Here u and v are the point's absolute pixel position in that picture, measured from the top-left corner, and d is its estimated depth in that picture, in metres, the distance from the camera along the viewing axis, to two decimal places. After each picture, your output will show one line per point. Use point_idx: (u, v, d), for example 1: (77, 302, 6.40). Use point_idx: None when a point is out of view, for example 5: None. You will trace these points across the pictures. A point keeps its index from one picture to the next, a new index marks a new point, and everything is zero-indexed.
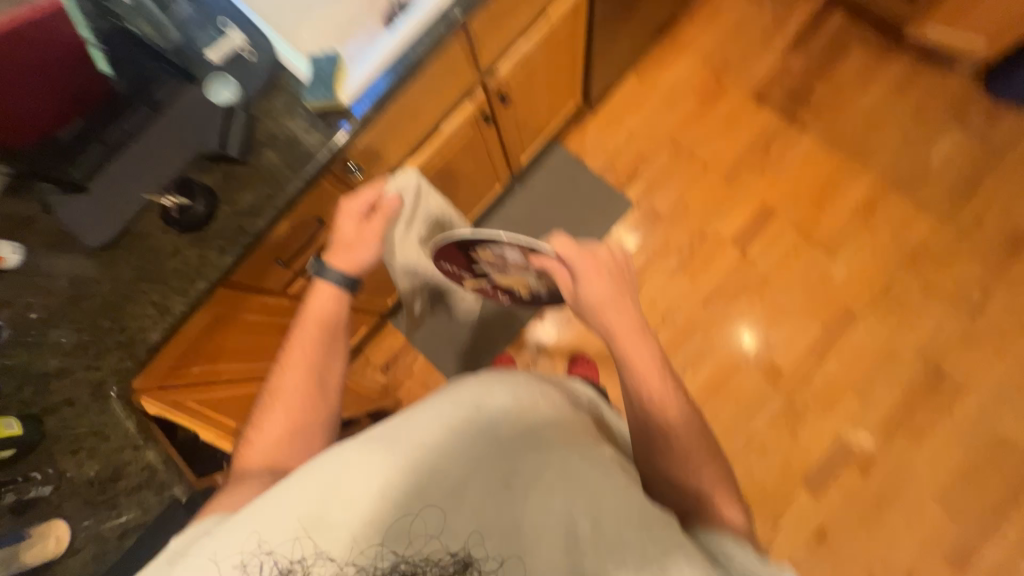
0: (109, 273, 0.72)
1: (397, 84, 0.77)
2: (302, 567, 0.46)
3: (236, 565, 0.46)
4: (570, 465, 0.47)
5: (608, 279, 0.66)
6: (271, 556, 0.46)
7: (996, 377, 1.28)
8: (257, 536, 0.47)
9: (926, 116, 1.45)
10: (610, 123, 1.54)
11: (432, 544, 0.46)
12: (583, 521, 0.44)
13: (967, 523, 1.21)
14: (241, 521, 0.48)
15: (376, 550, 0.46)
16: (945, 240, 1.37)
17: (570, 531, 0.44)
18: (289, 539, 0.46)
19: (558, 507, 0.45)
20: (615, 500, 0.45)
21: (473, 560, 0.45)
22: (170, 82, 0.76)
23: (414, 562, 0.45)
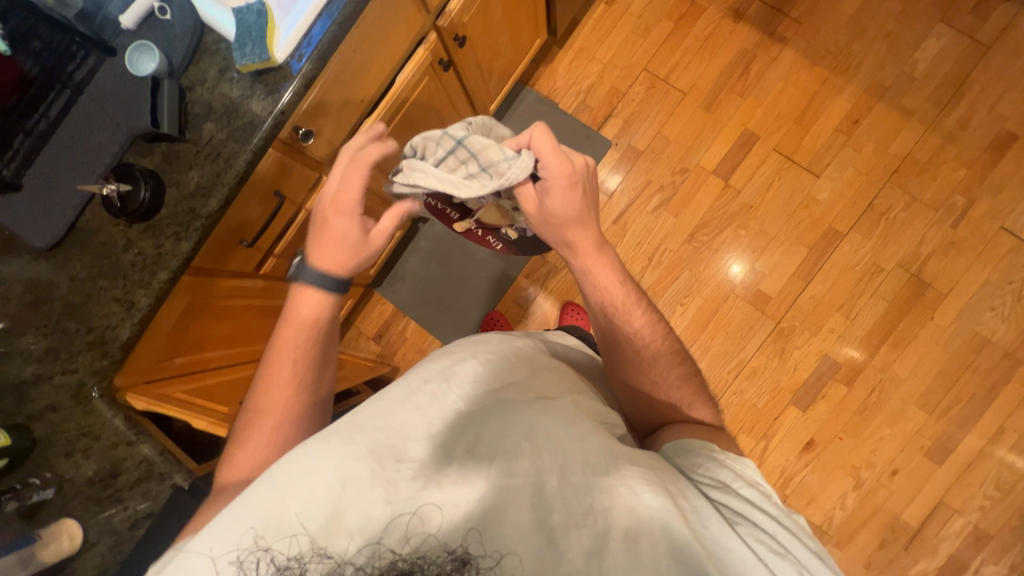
0: (65, 273, 0.68)
1: (337, 33, 0.69)
2: (300, 564, 0.44)
3: (231, 562, 0.44)
4: (536, 423, 0.49)
5: (579, 194, 0.63)
6: (268, 551, 0.44)
7: (978, 280, 1.30)
8: (253, 533, 0.45)
9: (912, 15, 1.37)
10: (581, 58, 1.44)
11: (427, 539, 0.44)
12: (550, 474, 0.47)
13: (947, 419, 1.28)
14: (234, 517, 0.46)
15: (372, 549, 0.44)
16: (930, 147, 1.34)
17: (540, 486, 0.46)
18: (287, 535, 0.45)
19: (525, 466, 0.47)
20: (581, 448, 0.48)
21: (472, 557, 0.43)
22: (84, 56, 0.68)
23: (412, 561, 0.42)
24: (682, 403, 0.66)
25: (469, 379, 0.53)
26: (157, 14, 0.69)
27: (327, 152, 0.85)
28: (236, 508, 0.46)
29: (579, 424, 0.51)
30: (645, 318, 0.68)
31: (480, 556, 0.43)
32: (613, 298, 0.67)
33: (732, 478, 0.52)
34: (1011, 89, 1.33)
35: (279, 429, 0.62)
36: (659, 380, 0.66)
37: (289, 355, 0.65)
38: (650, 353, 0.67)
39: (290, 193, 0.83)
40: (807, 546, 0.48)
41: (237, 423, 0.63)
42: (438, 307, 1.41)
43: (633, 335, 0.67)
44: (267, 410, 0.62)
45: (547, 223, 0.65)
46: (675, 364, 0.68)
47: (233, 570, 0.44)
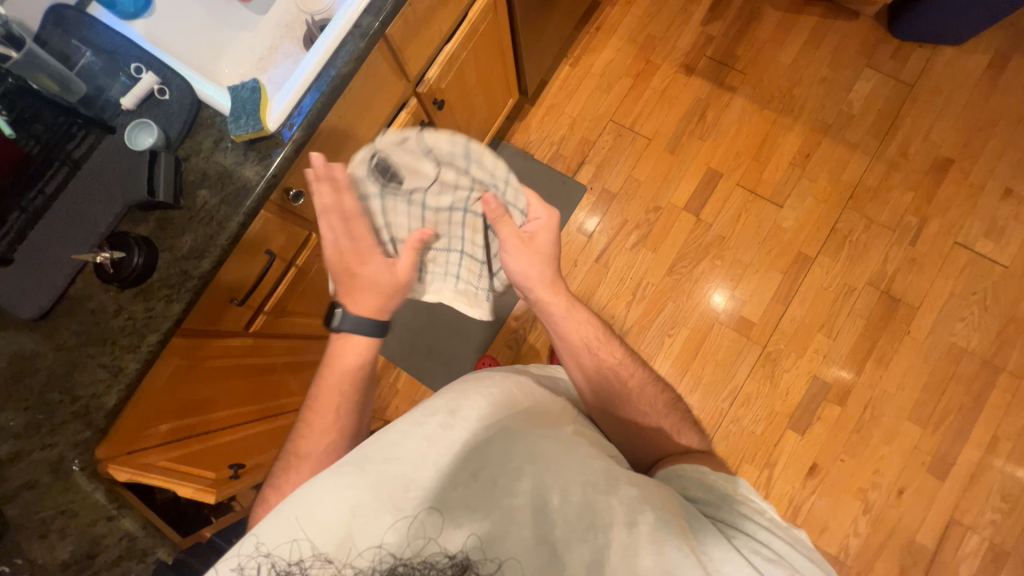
0: (51, 344, 0.68)
1: (325, 102, 0.75)
2: (300, 569, 0.45)
3: (231, 569, 0.45)
4: (537, 447, 0.51)
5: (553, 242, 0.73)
6: (268, 557, 0.45)
7: (944, 293, 1.37)
8: (255, 539, 0.46)
9: (840, 62, 1.53)
10: (551, 113, 1.56)
11: (429, 546, 0.46)
12: (552, 493, 0.48)
13: (941, 432, 1.29)
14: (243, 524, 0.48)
15: (375, 553, 0.46)
16: (877, 174, 1.45)
17: (542, 503, 0.47)
18: (288, 541, 0.46)
19: (526, 487, 0.48)
20: (581, 470, 0.49)
21: (472, 563, 0.45)
22: (84, 134, 0.72)
23: (413, 564, 0.45)
24: (672, 431, 0.67)
25: (477, 408, 0.54)
26: (156, 94, 0.74)
27: (316, 210, 0.89)
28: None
29: (581, 451, 0.52)
30: (622, 352, 0.73)
31: (480, 561, 0.45)
32: (589, 334, 0.73)
33: (726, 495, 0.54)
34: (939, 119, 1.47)
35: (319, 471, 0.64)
36: (648, 410, 0.68)
37: (334, 397, 0.68)
38: (635, 383, 0.70)
39: (280, 251, 0.86)
40: (799, 555, 0.50)
41: (280, 464, 0.66)
42: (429, 355, 1.41)
43: (617, 368, 0.71)
44: (310, 452, 0.65)
45: (534, 257, 0.71)
46: (659, 393, 0.71)
47: None
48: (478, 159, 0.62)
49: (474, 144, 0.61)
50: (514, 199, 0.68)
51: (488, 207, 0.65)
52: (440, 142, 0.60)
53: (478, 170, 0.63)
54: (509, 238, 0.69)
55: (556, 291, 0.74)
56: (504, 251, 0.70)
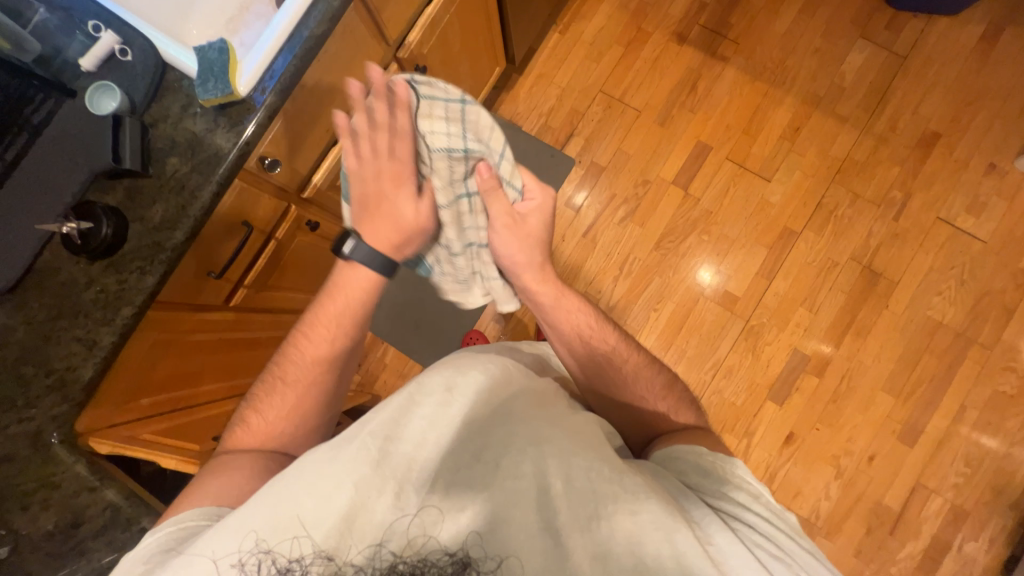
0: (22, 317, 0.67)
1: (298, 66, 0.71)
2: (301, 566, 0.45)
3: (232, 565, 0.45)
4: (540, 433, 0.52)
5: (547, 218, 0.70)
6: (269, 554, 0.45)
7: (923, 267, 1.39)
8: (254, 536, 0.46)
9: (834, 31, 1.50)
10: (539, 83, 1.52)
11: (428, 543, 0.46)
12: (556, 479, 0.49)
13: (913, 401, 1.34)
14: (236, 524, 0.46)
15: (374, 550, 0.46)
16: (865, 149, 1.45)
17: (545, 489, 0.48)
18: (287, 537, 0.46)
19: (529, 471, 0.49)
20: (584, 458, 0.51)
21: (472, 560, 0.46)
22: (42, 98, 0.68)
23: (412, 562, 0.46)
24: (668, 412, 0.69)
25: (475, 390, 0.54)
26: (117, 55, 0.70)
27: (293, 181, 0.87)
28: (235, 517, 0.47)
29: (581, 439, 0.53)
30: (615, 337, 0.73)
31: (480, 559, 0.46)
32: (581, 321, 0.73)
33: (724, 483, 0.56)
34: (929, 93, 1.46)
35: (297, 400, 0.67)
36: (645, 394, 0.70)
37: (325, 333, 0.69)
38: (629, 369, 0.71)
39: (258, 222, 0.83)
40: (792, 539, 0.53)
41: (265, 384, 0.68)
42: (416, 330, 1.41)
43: (611, 354, 0.71)
44: (297, 380, 0.68)
45: (523, 241, 0.69)
46: (654, 374, 0.72)
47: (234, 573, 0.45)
48: (474, 131, 0.59)
49: (469, 105, 0.58)
50: (511, 175, 0.64)
51: (481, 178, 0.63)
52: (434, 125, 0.59)
53: (471, 142, 0.60)
54: (498, 216, 0.67)
55: (547, 281, 0.73)
56: (493, 230, 0.69)
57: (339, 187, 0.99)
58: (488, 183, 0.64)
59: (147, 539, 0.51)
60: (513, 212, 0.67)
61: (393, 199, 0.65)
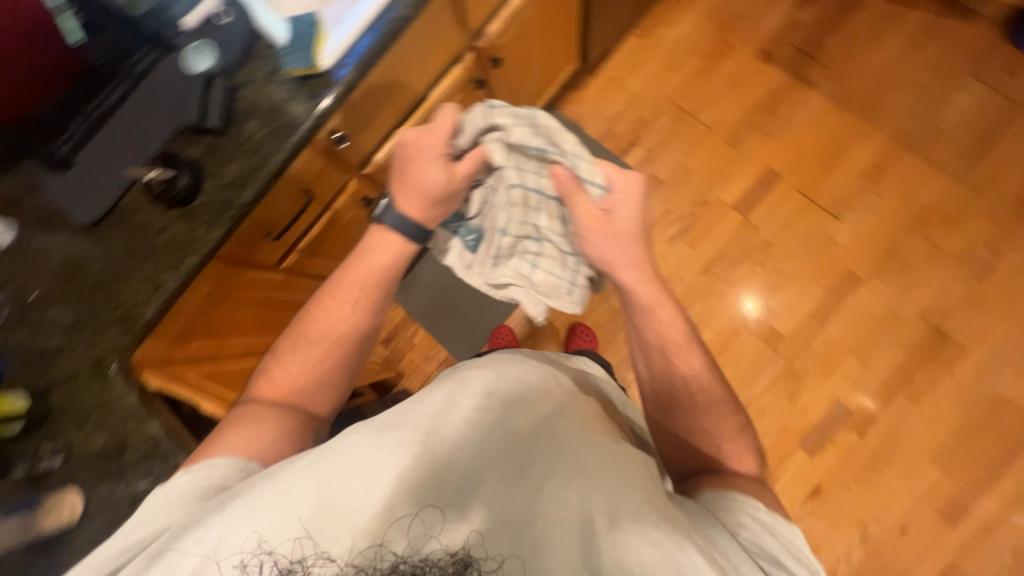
0: (101, 251, 0.72)
1: (380, 46, 0.72)
2: (302, 567, 0.42)
3: (236, 566, 0.43)
4: (589, 459, 0.46)
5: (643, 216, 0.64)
6: (271, 555, 0.43)
7: (999, 338, 1.27)
8: (256, 535, 0.44)
9: (941, 68, 1.38)
10: (609, 86, 1.48)
11: (434, 547, 0.43)
12: (600, 514, 0.43)
13: (963, 479, 1.23)
14: (242, 516, 0.44)
15: (376, 550, 0.43)
16: (955, 200, 1.33)
17: (586, 523, 0.43)
18: (289, 538, 0.43)
19: (572, 498, 0.44)
20: (634, 497, 0.45)
21: (473, 560, 0.42)
22: (146, 51, 0.73)
23: (413, 563, 0.42)
24: (731, 456, 0.64)
25: (518, 395, 0.50)
26: (216, 18, 0.73)
27: (357, 157, 0.89)
28: (242, 506, 0.45)
29: (630, 472, 0.47)
30: (700, 362, 0.68)
31: (481, 559, 0.42)
32: (671, 336, 0.68)
33: (777, 547, 0.51)
34: None
35: (320, 356, 0.67)
36: (713, 429, 0.66)
37: (351, 293, 0.68)
38: (703, 400, 0.67)
39: (319, 192, 0.87)
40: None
41: (288, 340, 0.68)
42: (449, 317, 1.43)
43: (689, 378, 0.67)
44: (321, 336, 0.67)
45: (613, 244, 0.64)
46: (731, 415, 0.67)
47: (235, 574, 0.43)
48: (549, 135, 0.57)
49: (537, 113, 0.57)
50: (590, 172, 0.60)
51: (560, 180, 0.61)
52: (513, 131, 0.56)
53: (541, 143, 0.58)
54: (582, 218, 0.63)
55: (647, 282, 0.67)
56: (583, 237, 0.65)
57: None
58: (569, 188, 0.61)
59: (174, 483, 0.53)
60: (599, 210, 0.63)
61: (421, 169, 0.63)
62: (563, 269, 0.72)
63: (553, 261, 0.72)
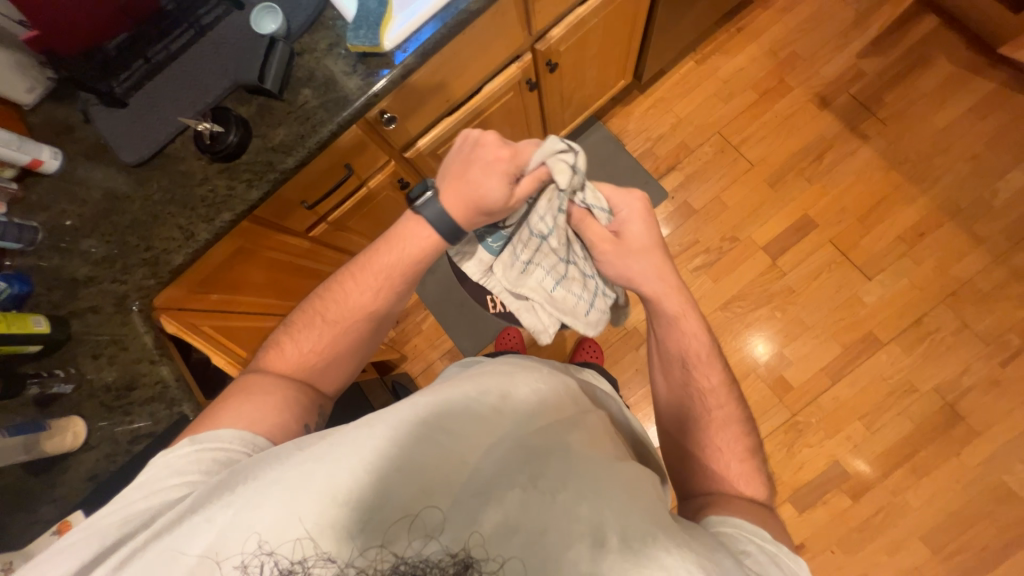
0: (141, 192, 0.73)
1: (444, 36, 0.72)
2: (303, 568, 0.41)
3: (236, 566, 0.42)
4: (599, 473, 0.45)
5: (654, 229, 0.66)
6: (271, 556, 0.42)
7: (1015, 427, 1.23)
8: (257, 537, 0.42)
9: (1002, 142, 1.34)
10: (658, 107, 1.46)
11: (435, 550, 0.41)
12: (611, 531, 0.42)
13: (952, 564, 1.20)
14: (245, 511, 0.43)
15: (377, 552, 0.41)
16: (993, 279, 1.29)
17: (597, 541, 0.41)
18: (290, 539, 0.42)
19: (583, 513, 0.42)
20: (645, 516, 0.43)
21: (474, 562, 0.41)
22: (214, 4, 0.74)
23: (413, 564, 0.41)
24: (739, 478, 0.60)
25: (530, 407, 0.51)
26: None
27: (401, 140, 0.89)
28: (249, 493, 0.44)
29: (639, 493, 0.45)
30: (720, 377, 0.66)
31: (483, 560, 0.41)
32: (693, 348, 0.67)
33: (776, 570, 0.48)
34: None
35: (331, 338, 0.67)
36: (724, 447, 0.63)
37: (375, 280, 0.67)
38: (720, 415, 0.64)
39: (359, 168, 0.87)
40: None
41: (304, 316, 0.68)
42: (460, 309, 1.43)
43: (706, 391, 0.65)
44: (336, 318, 0.67)
45: (623, 269, 0.66)
46: (743, 435, 0.64)
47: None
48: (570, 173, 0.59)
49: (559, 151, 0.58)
50: (595, 199, 0.63)
51: (572, 213, 0.63)
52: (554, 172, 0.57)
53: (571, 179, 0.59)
54: (596, 242, 0.66)
55: (672, 292, 0.66)
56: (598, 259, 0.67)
57: (438, 156, 1.01)
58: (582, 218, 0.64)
59: (172, 452, 0.53)
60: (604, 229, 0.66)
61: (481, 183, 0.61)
62: (584, 289, 0.72)
63: (575, 282, 0.71)
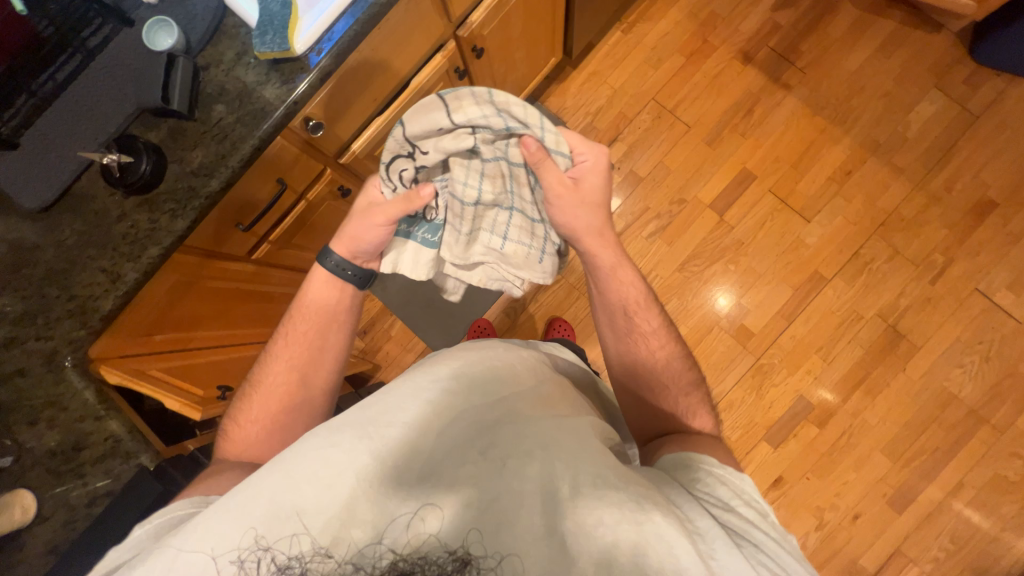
0: (51, 238, 0.67)
1: (358, 32, 0.69)
2: (301, 564, 0.44)
3: (231, 562, 0.44)
4: (547, 432, 0.50)
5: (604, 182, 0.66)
6: (268, 551, 0.45)
7: (949, 337, 1.35)
8: (253, 531, 0.45)
9: (908, 77, 1.43)
10: (592, 80, 1.47)
11: (429, 541, 0.45)
12: (562, 481, 0.47)
13: (911, 469, 1.31)
14: (238, 515, 0.46)
15: (375, 549, 0.45)
16: (915, 205, 1.39)
17: (550, 492, 0.47)
18: (287, 534, 0.45)
19: (535, 471, 0.48)
20: (592, 461, 0.49)
21: (473, 559, 0.44)
22: (100, 23, 0.68)
23: (412, 561, 0.44)
24: (687, 412, 0.67)
25: (478, 382, 0.55)
26: None
27: (333, 146, 0.86)
28: (230, 504, 0.47)
29: (588, 442, 0.51)
30: (659, 321, 0.72)
31: (481, 558, 0.44)
32: (630, 295, 0.72)
33: (733, 496, 0.52)
34: (994, 159, 1.39)
35: (269, 403, 0.69)
36: (671, 384, 0.69)
37: (299, 332, 0.72)
38: (662, 356, 0.70)
39: (293, 181, 0.83)
40: (800, 563, 0.49)
41: (243, 391, 0.72)
42: (427, 309, 1.41)
43: (649, 333, 0.71)
44: (269, 383, 0.70)
45: (580, 210, 0.66)
46: (686, 369, 0.71)
47: (233, 570, 0.44)
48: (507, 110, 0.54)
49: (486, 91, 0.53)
50: (557, 143, 0.59)
51: (528, 151, 0.59)
52: (469, 113, 0.53)
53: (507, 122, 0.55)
54: (552, 187, 0.62)
55: (607, 245, 0.70)
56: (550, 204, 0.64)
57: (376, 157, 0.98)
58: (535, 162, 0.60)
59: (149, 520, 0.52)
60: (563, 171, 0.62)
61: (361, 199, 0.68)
62: (534, 236, 0.68)
63: (524, 231, 0.67)
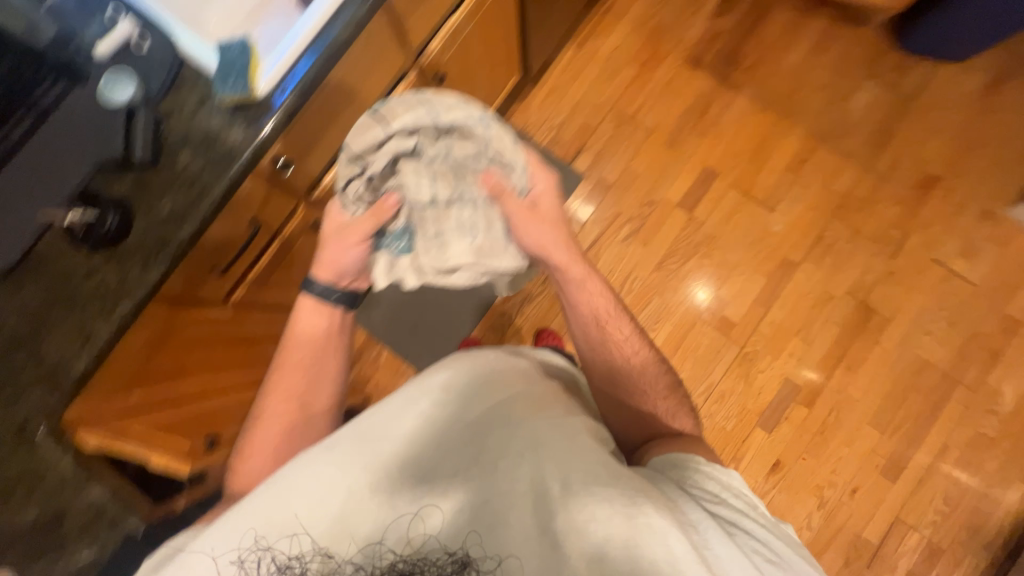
0: (17, 304, 0.65)
1: (320, 70, 0.70)
2: (300, 563, 0.48)
3: (232, 562, 0.48)
4: (539, 433, 0.52)
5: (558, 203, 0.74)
6: (268, 551, 0.48)
7: (915, 306, 1.42)
8: (254, 533, 0.49)
9: (845, 68, 1.53)
10: (553, 95, 1.52)
11: (429, 542, 0.48)
12: (553, 481, 0.49)
13: (898, 437, 1.36)
14: (240, 520, 0.49)
15: (374, 549, 0.48)
16: (867, 186, 1.48)
17: (541, 491, 0.49)
18: (287, 535, 0.49)
19: (525, 472, 0.50)
20: (582, 461, 0.50)
21: (471, 560, 0.47)
22: (52, 81, 0.67)
23: (411, 560, 0.48)
24: (667, 414, 0.70)
25: (469, 388, 0.55)
26: (134, 43, 0.68)
27: (304, 182, 0.86)
28: (232, 517, 0.50)
29: (578, 439, 0.52)
30: (631, 328, 0.74)
31: (480, 559, 0.47)
32: (599, 305, 0.73)
33: (722, 489, 0.56)
34: (931, 136, 1.49)
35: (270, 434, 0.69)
36: (648, 389, 0.71)
37: (295, 358, 0.74)
38: (637, 363, 0.72)
39: (266, 221, 0.83)
40: (789, 546, 0.52)
41: (245, 428, 0.71)
42: (413, 334, 1.40)
43: (623, 342, 0.72)
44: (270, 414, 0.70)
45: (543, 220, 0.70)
46: (661, 373, 0.73)
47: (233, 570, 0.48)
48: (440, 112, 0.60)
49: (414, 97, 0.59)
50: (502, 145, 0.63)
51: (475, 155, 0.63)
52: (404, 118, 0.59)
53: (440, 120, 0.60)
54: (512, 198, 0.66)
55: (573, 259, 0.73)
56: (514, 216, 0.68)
57: None
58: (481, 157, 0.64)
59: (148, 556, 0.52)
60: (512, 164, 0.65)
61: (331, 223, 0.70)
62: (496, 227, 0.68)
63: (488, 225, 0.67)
